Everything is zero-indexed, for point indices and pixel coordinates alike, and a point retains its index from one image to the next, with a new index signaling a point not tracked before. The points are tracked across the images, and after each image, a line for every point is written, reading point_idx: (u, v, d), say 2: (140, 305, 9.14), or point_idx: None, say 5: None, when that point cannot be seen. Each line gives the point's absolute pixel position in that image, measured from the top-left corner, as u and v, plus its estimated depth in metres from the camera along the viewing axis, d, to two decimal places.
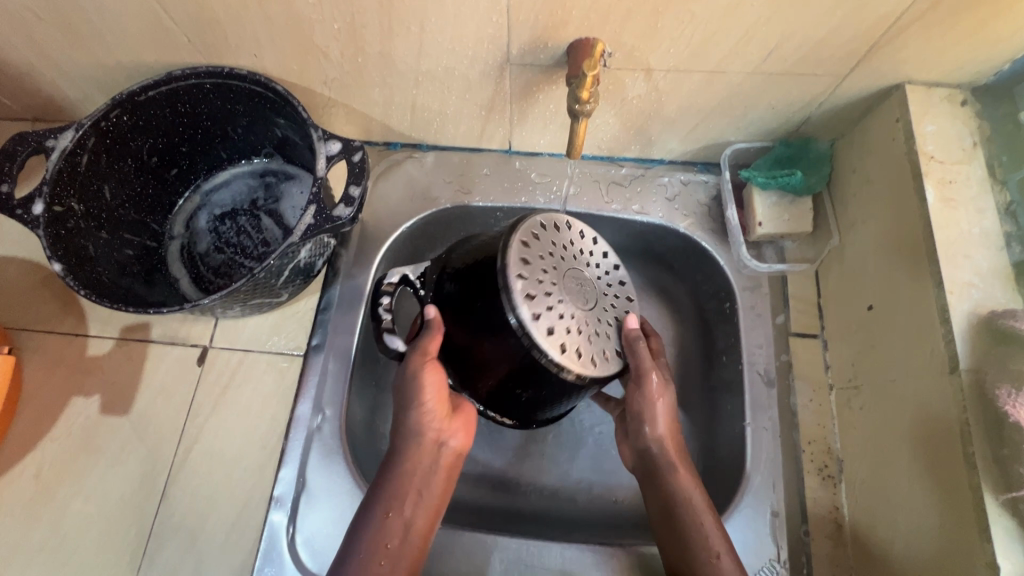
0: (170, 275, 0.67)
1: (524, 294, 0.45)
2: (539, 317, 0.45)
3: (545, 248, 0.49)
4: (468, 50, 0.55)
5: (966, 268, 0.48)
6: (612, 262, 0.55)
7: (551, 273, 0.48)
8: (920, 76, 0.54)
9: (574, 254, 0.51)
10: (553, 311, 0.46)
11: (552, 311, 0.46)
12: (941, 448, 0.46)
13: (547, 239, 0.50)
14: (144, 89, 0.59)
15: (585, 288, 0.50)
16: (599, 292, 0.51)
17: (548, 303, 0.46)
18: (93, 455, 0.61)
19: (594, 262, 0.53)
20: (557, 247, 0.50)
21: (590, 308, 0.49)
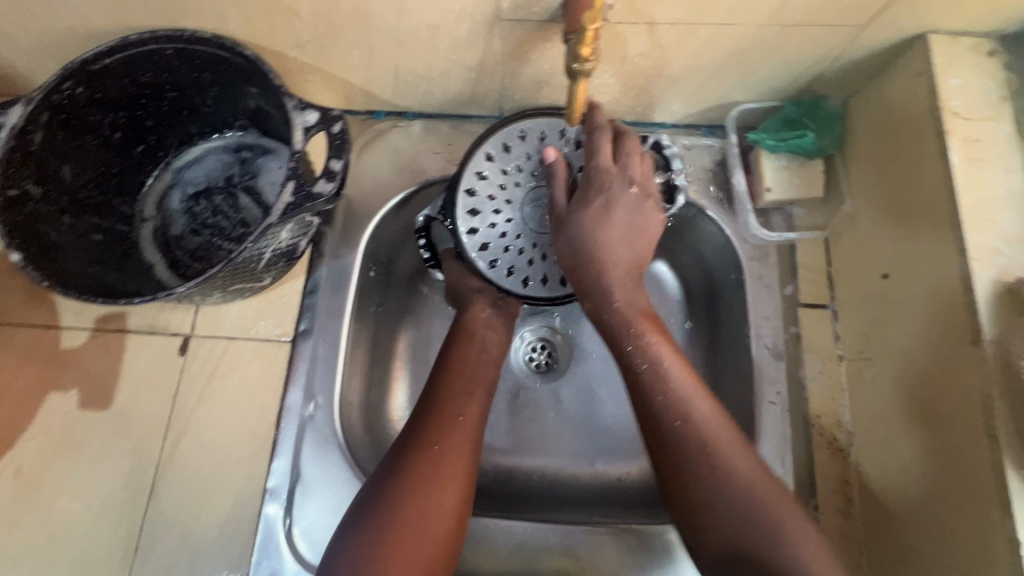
0: (144, 260, 0.63)
1: (477, 246, 0.56)
2: (494, 262, 0.56)
3: (489, 189, 0.56)
4: (454, 5, 0.50)
5: (992, 232, 0.45)
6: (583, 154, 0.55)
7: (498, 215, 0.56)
8: (945, 24, 0.50)
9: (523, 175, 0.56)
10: (507, 250, 0.56)
11: (507, 251, 0.56)
12: (962, 422, 0.45)
13: (491, 175, 0.56)
14: (99, 57, 0.53)
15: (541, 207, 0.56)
16: None
17: (502, 246, 0.56)
18: (76, 452, 0.58)
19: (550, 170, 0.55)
20: (501, 179, 0.56)
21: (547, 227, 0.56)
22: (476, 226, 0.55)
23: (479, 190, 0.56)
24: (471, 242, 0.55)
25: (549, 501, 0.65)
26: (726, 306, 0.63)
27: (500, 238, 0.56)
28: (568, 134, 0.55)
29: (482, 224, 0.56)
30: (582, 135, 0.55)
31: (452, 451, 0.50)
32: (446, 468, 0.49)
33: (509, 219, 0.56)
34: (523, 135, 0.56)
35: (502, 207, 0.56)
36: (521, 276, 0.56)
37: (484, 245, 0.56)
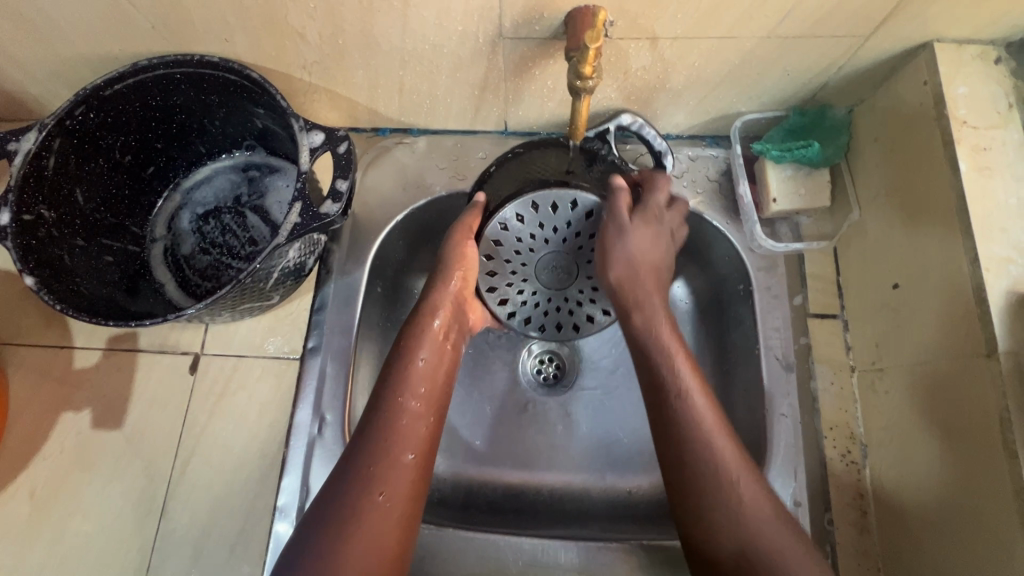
0: (155, 280, 0.64)
1: (523, 322, 0.57)
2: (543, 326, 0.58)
3: (506, 276, 0.55)
4: (457, 25, 0.50)
5: (1004, 242, 0.45)
6: (566, 207, 0.52)
7: (526, 291, 0.56)
8: (951, 32, 0.49)
9: (526, 252, 0.54)
10: (550, 312, 0.57)
11: (549, 313, 0.57)
12: (977, 435, 0.44)
13: (498, 263, 0.55)
14: (110, 82, 0.54)
15: (557, 269, 0.55)
16: (568, 256, 0.55)
17: (543, 310, 0.57)
18: (88, 472, 0.59)
19: (544, 237, 0.53)
20: (509, 261, 0.55)
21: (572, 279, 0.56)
22: (515, 310, 0.57)
23: (499, 281, 0.56)
24: (518, 322, 0.57)
25: (560, 516, 0.65)
26: (734, 316, 0.63)
27: (537, 309, 0.57)
28: (542, 199, 0.51)
29: (517, 305, 0.57)
30: (555, 195, 0.51)
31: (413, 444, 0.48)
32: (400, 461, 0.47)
33: (535, 291, 0.56)
34: (504, 225, 0.53)
35: (527, 286, 0.56)
36: (572, 323, 0.58)
37: (529, 320, 0.57)
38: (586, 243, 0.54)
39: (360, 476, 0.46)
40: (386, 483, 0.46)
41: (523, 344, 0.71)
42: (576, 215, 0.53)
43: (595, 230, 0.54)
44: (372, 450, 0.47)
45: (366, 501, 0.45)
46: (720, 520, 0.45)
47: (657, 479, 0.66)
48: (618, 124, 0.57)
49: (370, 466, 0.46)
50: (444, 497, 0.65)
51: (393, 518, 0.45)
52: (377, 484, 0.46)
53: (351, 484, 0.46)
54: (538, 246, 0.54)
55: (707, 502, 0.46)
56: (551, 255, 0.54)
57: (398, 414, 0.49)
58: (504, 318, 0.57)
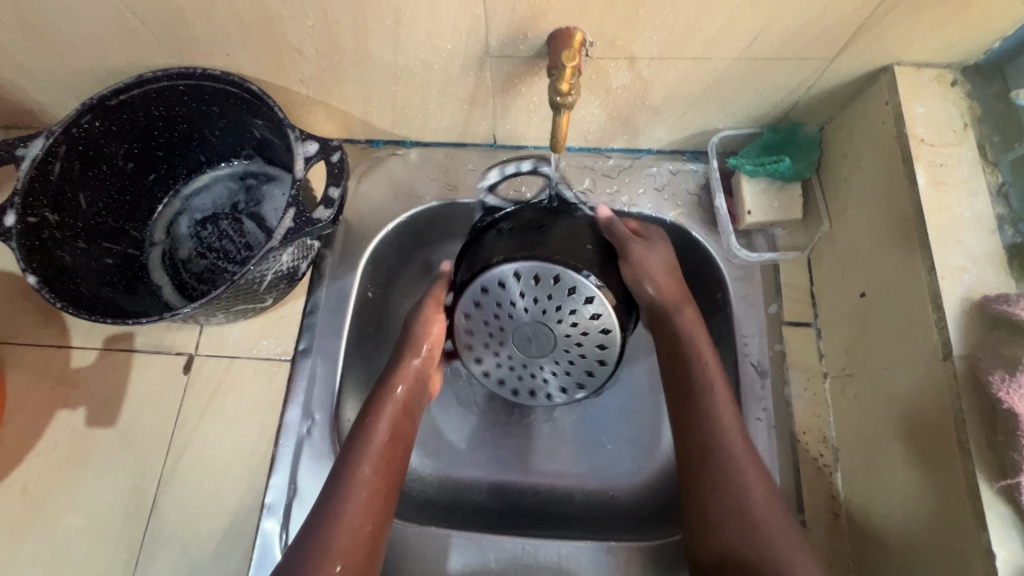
0: (152, 282, 0.66)
1: (498, 381, 0.60)
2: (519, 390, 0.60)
3: (482, 337, 0.58)
4: (446, 44, 0.53)
5: (959, 252, 0.47)
6: (544, 283, 0.53)
7: (501, 355, 0.58)
8: (909, 56, 0.53)
9: (506, 320, 0.55)
10: (522, 377, 0.59)
11: (522, 378, 0.59)
12: (935, 436, 0.46)
13: (478, 320, 0.57)
14: (115, 93, 0.57)
15: (535, 337, 0.56)
16: (546, 326, 0.55)
17: (516, 374, 0.59)
18: (80, 469, 0.60)
19: (523, 307, 0.54)
20: (487, 324, 0.57)
21: (547, 351, 0.56)
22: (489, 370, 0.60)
23: (475, 340, 0.58)
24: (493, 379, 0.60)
25: (542, 518, 0.66)
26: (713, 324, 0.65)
27: (511, 371, 0.59)
28: (525, 272, 0.53)
29: (489, 363, 0.59)
30: (539, 268, 0.53)
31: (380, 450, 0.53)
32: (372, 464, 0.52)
33: (509, 354, 0.58)
34: (488, 286, 0.54)
35: (503, 351, 0.58)
36: (541, 391, 0.60)
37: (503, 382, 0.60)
38: (565, 322, 0.54)
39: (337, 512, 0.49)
40: (361, 520, 0.49)
41: None
42: (558, 291, 0.53)
43: (574, 309, 0.54)
44: (348, 490, 0.50)
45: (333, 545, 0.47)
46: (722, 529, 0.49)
47: (638, 482, 0.68)
48: (520, 167, 0.61)
49: (345, 502, 0.49)
50: (429, 498, 0.66)
51: (358, 559, 0.48)
52: (356, 518, 0.49)
53: (320, 526, 0.48)
54: (516, 316, 0.55)
55: (716, 511, 0.50)
56: (529, 327, 0.55)
57: (367, 452, 0.52)
58: (479, 374, 0.61)
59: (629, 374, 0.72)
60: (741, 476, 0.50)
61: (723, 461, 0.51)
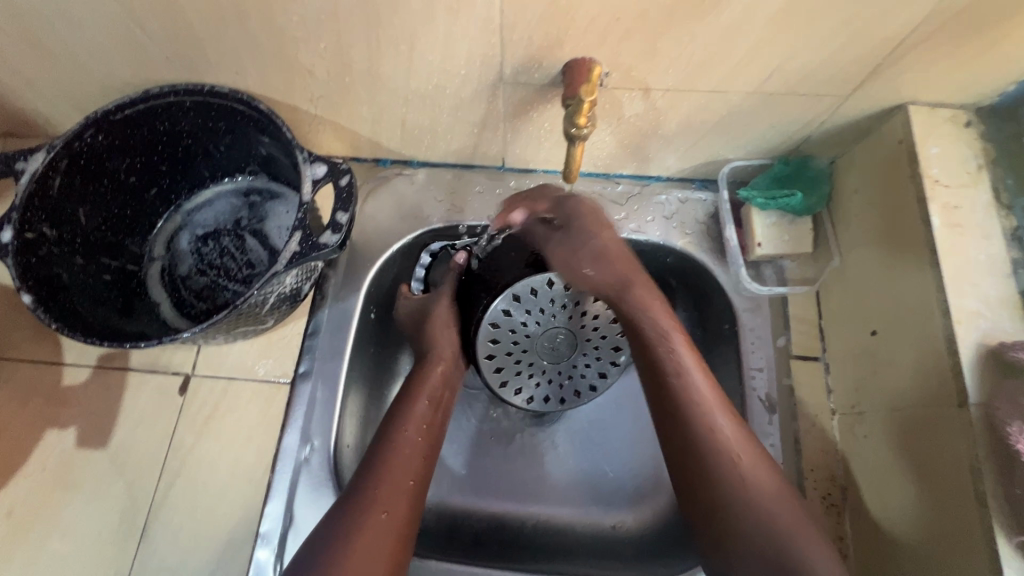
0: (150, 299, 0.65)
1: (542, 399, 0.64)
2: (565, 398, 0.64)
3: (511, 367, 0.61)
4: (460, 69, 0.53)
5: (973, 296, 0.47)
6: (539, 290, 0.57)
7: (537, 373, 0.62)
8: (923, 96, 0.53)
9: (524, 342, 0.60)
10: (564, 382, 0.63)
11: (564, 382, 0.63)
12: (951, 483, 0.45)
13: (500, 354, 0.60)
14: (120, 108, 0.56)
15: (557, 340, 0.60)
16: (562, 324, 0.60)
17: (556, 381, 0.63)
18: (69, 491, 0.58)
19: (533, 322, 0.58)
20: (510, 354, 0.60)
21: (575, 345, 0.61)
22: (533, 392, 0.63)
23: (506, 373, 0.61)
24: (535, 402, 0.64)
25: (543, 548, 0.65)
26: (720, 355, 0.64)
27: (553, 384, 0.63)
28: (519, 292, 0.57)
29: (531, 386, 0.63)
30: (529, 283, 0.56)
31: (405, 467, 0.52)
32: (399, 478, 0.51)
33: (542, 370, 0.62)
34: (495, 324, 0.58)
35: (537, 368, 0.62)
36: (586, 386, 0.64)
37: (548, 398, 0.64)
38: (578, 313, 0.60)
39: (370, 499, 0.49)
40: (389, 501, 0.49)
41: None
42: (555, 291, 0.58)
43: (578, 299, 0.59)
44: (378, 473, 0.50)
45: (368, 519, 0.48)
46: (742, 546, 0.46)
47: (639, 515, 0.67)
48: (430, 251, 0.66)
49: (380, 484, 0.50)
50: (427, 526, 0.65)
51: (393, 531, 0.48)
52: (378, 503, 0.49)
53: (354, 505, 0.48)
54: (533, 335, 0.59)
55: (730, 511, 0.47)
56: (552, 334, 0.60)
57: (402, 440, 0.53)
58: (524, 404, 0.63)
59: (631, 403, 0.71)
60: (744, 482, 0.47)
61: (722, 467, 0.48)
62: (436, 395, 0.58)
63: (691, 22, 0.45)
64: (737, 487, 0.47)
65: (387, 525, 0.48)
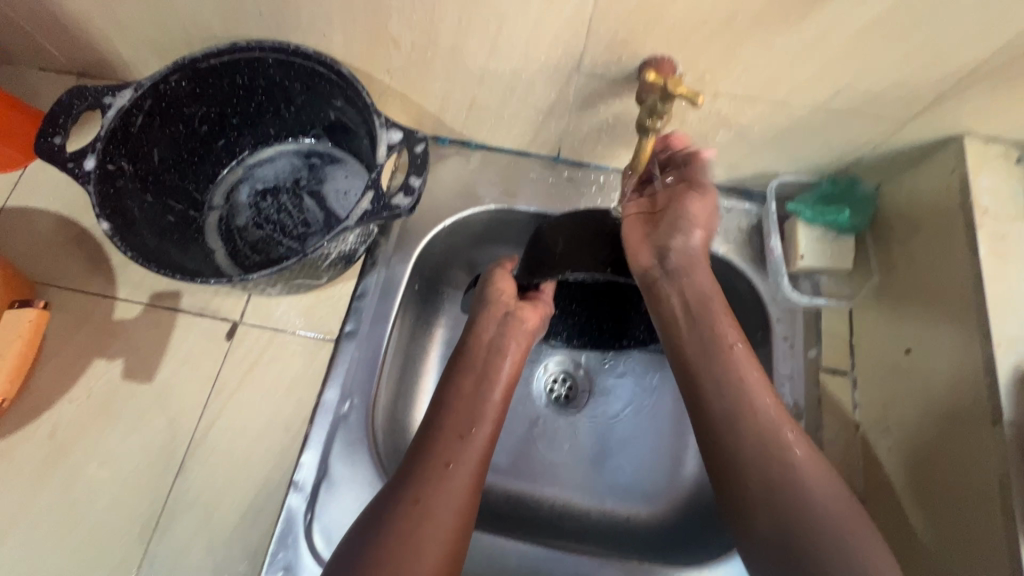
0: (206, 245, 0.67)
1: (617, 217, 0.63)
2: None
3: None
4: (541, 55, 0.55)
5: (1014, 322, 0.49)
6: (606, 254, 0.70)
7: None
8: (980, 130, 0.55)
9: None
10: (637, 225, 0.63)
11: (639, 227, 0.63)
12: (978, 498, 0.47)
13: None
14: (207, 57, 0.57)
15: None
16: None
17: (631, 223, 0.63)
18: (112, 421, 0.60)
19: None
20: None
21: None
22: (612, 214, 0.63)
23: None
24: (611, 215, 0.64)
25: (560, 532, 0.66)
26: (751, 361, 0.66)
27: None
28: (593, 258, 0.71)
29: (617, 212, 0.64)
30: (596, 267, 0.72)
31: (475, 441, 0.51)
32: (465, 451, 0.50)
33: None
34: None
35: None
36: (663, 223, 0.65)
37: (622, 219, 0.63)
38: None
39: (431, 453, 0.49)
40: (452, 453, 0.49)
41: (540, 360, 0.73)
42: None
43: None
44: (433, 441, 0.50)
45: (433, 469, 0.48)
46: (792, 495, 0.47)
47: (653, 507, 0.68)
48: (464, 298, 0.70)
49: (438, 441, 0.50)
50: None
51: (455, 510, 0.46)
52: (447, 451, 0.49)
53: (412, 476, 0.47)
54: None
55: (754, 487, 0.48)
56: None
57: (459, 402, 0.53)
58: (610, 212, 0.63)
59: (657, 400, 0.72)
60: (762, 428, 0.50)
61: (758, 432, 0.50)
62: (482, 371, 0.56)
63: (774, 32, 0.47)
64: (748, 422, 0.50)
65: (456, 474, 0.48)
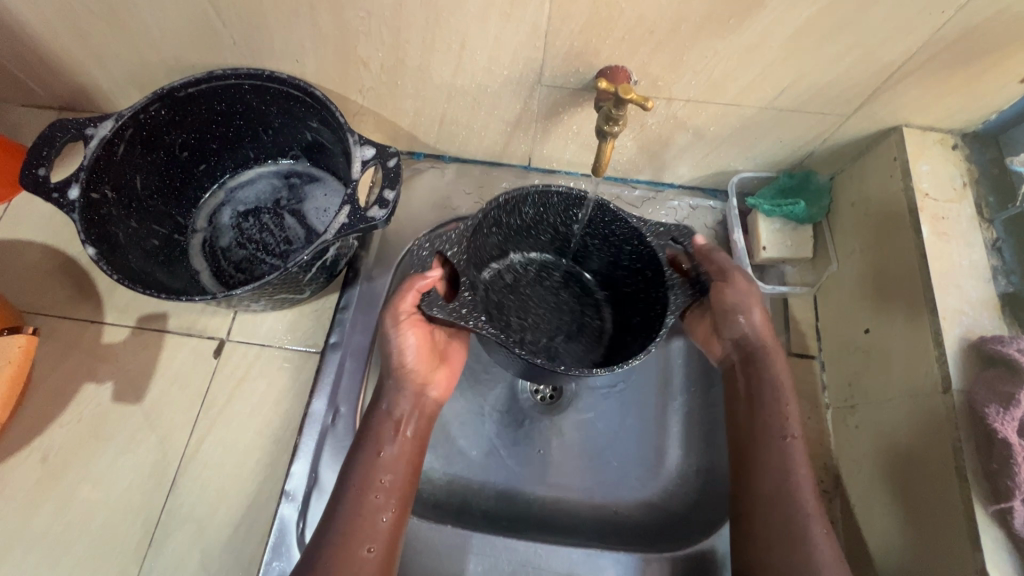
0: (191, 266, 0.69)
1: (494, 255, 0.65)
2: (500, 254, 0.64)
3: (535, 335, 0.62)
4: (503, 70, 0.58)
5: (958, 296, 0.52)
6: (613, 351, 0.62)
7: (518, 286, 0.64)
8: (916, 120, 0.59)
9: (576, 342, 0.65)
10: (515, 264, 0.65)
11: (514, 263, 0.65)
12: (935, 466, 0.49)
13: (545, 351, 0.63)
14: (185, 86, 0.60)
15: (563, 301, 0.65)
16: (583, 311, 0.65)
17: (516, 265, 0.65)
18: (103, 442, 0.61)
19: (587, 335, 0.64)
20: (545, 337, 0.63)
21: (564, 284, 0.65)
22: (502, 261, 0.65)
23: None
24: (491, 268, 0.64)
25: (550, 528, 0.67)
26: None
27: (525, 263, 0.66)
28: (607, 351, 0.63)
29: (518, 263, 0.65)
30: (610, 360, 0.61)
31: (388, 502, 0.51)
32: (380, 519, 0.50)
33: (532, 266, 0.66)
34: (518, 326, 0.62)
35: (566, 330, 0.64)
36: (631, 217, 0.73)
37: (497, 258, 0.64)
38: None
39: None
40: (372, 533, 0.49)
41: None
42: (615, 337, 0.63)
43: None
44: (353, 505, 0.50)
45: (352, 548, 0.48)
46: (762, 483, 0.53)
47: (644, 496, 0.68)
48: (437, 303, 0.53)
49: (342, 552, 0.48)
50: (440, 500, 0.67)
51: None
52: (362, 540, 0.49)
53: (332, 543, 0.48)
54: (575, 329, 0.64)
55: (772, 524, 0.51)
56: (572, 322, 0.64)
57: (359, 507, 0.50)
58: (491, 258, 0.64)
59: (638, 394, 0.73)
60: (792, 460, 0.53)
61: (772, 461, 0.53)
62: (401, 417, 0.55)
63: (717, 38, 0.50)
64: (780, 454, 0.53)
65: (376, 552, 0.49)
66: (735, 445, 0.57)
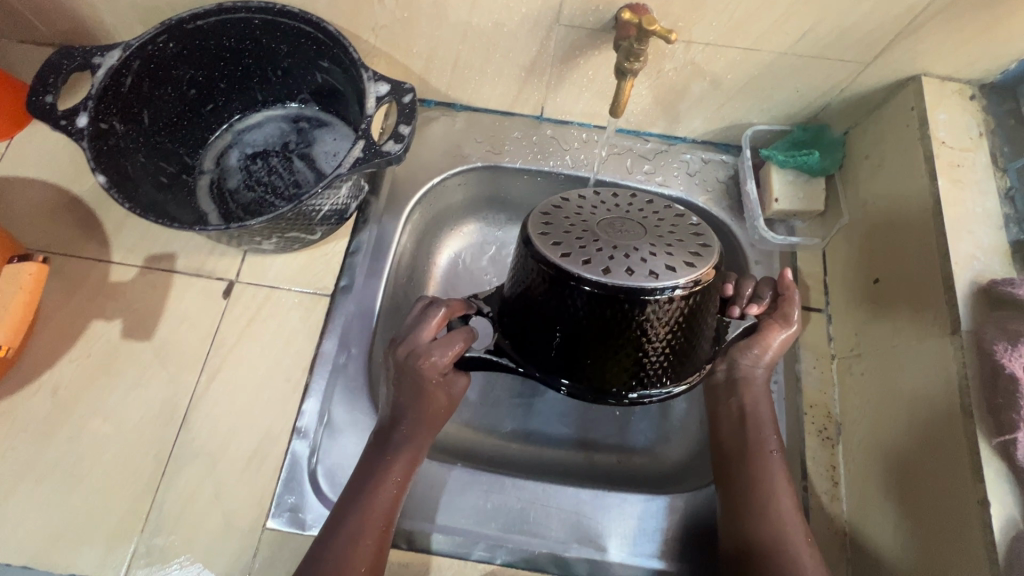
0: (199, 207, 0.67)
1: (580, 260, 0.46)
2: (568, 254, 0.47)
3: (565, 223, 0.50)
4: (522, 7, 0.57)
5: (969, 242, 0.53)
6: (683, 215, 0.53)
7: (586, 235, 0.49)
8: (935, 69, 0.59)
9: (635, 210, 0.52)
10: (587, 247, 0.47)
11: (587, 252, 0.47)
12: (940, 406, 0.50)
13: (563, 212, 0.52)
14: (195, 17, 0.59)
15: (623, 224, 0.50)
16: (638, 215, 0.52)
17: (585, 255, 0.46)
18: (113, 378, 0.61)
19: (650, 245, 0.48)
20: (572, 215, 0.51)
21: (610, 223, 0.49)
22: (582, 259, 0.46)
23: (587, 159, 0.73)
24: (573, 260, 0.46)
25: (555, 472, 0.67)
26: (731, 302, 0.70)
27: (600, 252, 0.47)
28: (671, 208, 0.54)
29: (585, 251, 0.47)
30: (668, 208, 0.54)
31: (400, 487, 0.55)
32: (393, 502, 0.54)
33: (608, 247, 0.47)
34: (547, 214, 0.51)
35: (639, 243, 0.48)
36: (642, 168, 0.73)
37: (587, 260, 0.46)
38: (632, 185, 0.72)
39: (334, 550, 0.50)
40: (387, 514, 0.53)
41: None
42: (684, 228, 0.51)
43: None
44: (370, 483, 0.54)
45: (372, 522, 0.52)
46: (741, 476, 0.57)
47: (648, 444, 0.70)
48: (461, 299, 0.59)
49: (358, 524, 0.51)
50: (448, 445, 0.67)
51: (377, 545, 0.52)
52: (376, 515, 0.53)
53: (346, 510, 0.52)
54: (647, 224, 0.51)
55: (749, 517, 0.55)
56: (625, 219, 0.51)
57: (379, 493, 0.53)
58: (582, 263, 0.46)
59: None
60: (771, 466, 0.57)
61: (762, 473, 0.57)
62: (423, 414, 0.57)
63: None
64: (757, 465, 0.57)
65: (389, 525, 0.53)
66: (724, 451, 0.60)
